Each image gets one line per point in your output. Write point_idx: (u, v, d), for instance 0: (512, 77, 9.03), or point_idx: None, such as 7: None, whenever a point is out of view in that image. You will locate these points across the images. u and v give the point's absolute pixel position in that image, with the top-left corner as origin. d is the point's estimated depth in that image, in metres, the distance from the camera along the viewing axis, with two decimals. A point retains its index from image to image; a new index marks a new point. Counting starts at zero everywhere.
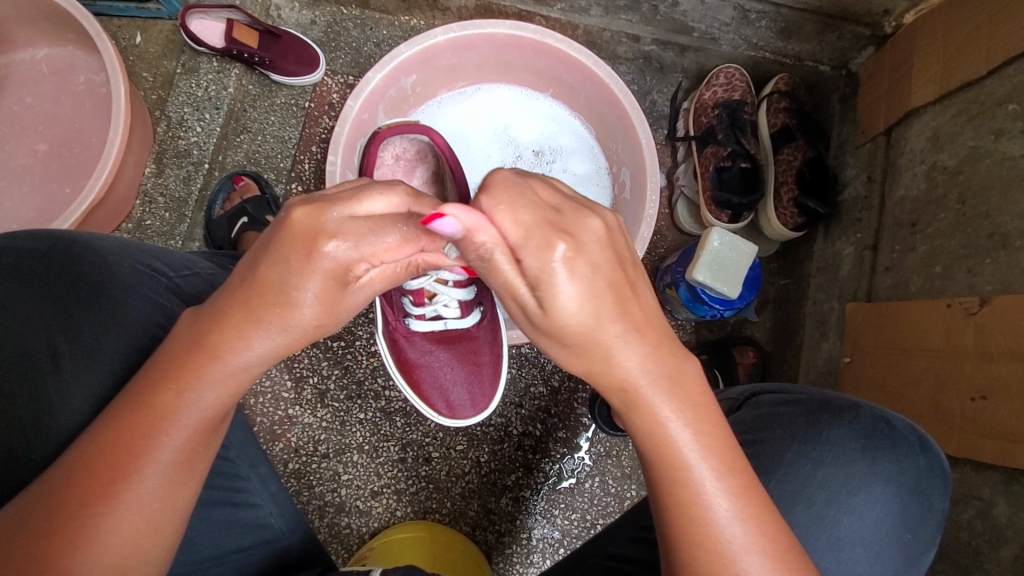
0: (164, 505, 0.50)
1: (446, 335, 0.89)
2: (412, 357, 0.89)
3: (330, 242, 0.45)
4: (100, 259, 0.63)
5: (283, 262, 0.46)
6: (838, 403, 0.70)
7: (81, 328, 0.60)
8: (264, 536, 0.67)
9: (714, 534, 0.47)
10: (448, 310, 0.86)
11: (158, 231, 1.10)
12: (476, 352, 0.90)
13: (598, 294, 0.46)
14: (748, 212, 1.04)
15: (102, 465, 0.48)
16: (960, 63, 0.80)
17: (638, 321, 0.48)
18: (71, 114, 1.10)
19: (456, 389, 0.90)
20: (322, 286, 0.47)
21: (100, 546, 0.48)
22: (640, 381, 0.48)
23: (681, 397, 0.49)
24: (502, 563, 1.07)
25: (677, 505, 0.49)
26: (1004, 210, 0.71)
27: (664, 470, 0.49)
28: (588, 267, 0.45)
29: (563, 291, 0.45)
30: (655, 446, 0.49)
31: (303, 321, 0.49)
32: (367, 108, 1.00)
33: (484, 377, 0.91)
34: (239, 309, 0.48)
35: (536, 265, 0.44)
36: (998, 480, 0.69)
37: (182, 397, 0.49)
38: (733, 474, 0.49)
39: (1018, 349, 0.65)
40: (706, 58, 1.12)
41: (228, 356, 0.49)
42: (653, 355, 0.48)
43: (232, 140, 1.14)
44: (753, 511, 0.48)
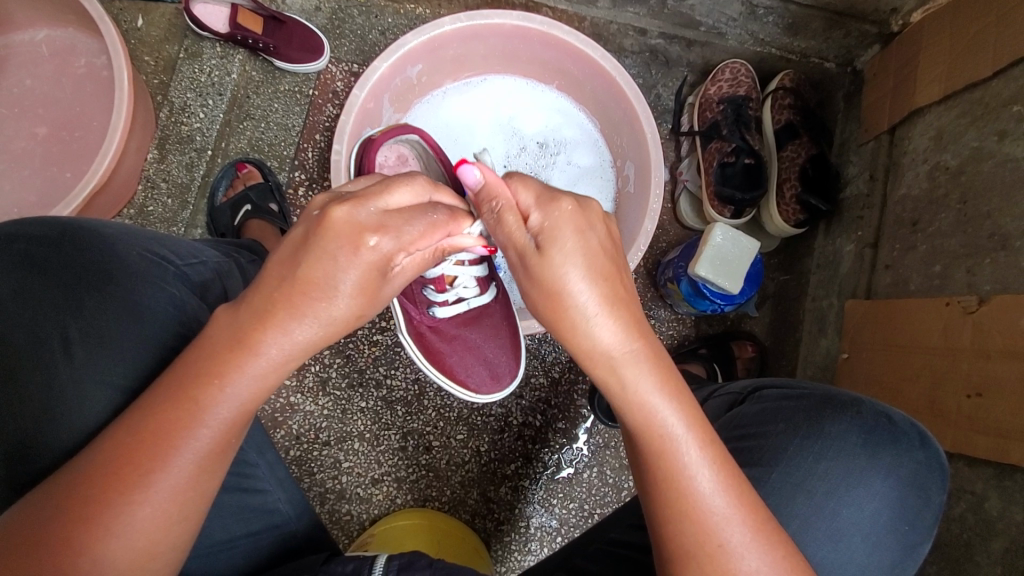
0: (195, 493, 0.51)
1: (468, 316, 0.90)
2: (438, 344, 0.89)
3: (372, 236, 0.49)
4: (108, 246, 0.64)
5: (329, 258, 0.48)
6: (840, 398, 0.71)
7: (90, 316, 0.61)
8: (272, 522, 0.68)
9: (698, 502, 0.50)
10: (469, 291, 0.87)
11: (161, 218, 1.10)
12: (498, 326, 0.91)
13: (592, 256, 0.52)
14: (751, 208, 1.04)
15: (140, 454, 0.48)
16: (966, 63, 0.81)
17: (614, 293, 0.52)
18: (72, 97, 1.09)
19: (486, 359, 0.90)
20: (363, 275, 0.49)
21: (134, 532, 0.48)
22: (616, 351, 0.51)
23: (657, 372, 0.52)
24: (500, 550, 1.09)
25: (663, 482, 0.51)
26: (1006, 211, 0.72)
27: (650, 448, 0.51)
28: (581, 234, 0.52)
29: (562, 253, 0.51)
30: (639, 422, 0.51)
31: (340, 313, 0.51)
32: (373, 98, 0.99)
33: (509, 344, 0.91)
34: (281, 306, 0.49)
35: (542, 219, 0.52)
36: (991, 475, 0.70)
37: (204, 387, 0.49)
38: (709, 445, 0.51)
39: (1015, 348, 0.67)
40: (712, 52, 1.12)
41: (263, 350, 0.49)
42: (629, 330, 0.52)
43: (235, 127, 1.13)
44: (733, 483, 0.51)
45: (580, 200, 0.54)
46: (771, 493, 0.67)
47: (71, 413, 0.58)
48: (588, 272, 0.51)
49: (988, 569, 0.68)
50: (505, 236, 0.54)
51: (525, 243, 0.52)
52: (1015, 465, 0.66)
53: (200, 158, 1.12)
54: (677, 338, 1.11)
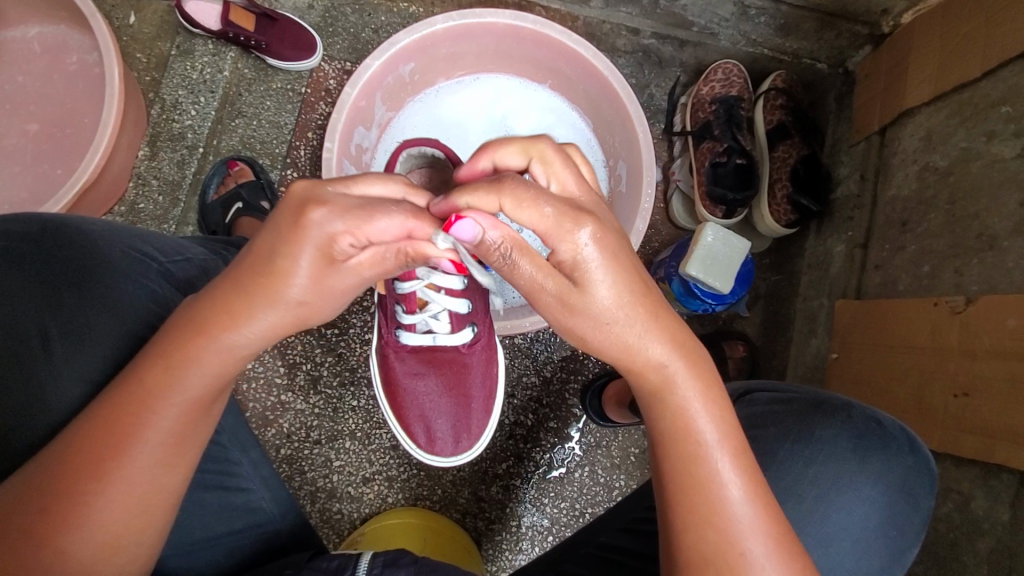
0: (153, 486, 0.51)
1: (436, 358, 0.88)
2: (398, 376, 0.89)
3: (319, 209, 0.47)
4: (93, 242, 0.63)
5: (276, 230, 0.48)
6: (831, 402, 0.71)
7: (74, 312, 0.60)
8: (256, 520, 0.68)
9: (724, 514, 0.50)
10: (438, 323, 0.84)
11: (151, 215, 1.10)
12: (466, 383, 0.90)
13: (629, 284, 0.50)
14: (743, 208, 1.05)
15: (94, 442, 0.49)
16: (956, 64, 0.81)
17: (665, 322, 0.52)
18: (63, 94, 1.08)
19: (438, 423, 0.90)
20: (312, 258, 0.48)
21: (92, 524, 0.49)
22: (665, 362, 0.52)
23: (697, 379, 0.52)
24: (491, 550, 1.09)
25: (683, 488, 0.51)
26: (993, 211, 0.73)
27: (681, 454, 0.51)
28: (613, 253, 0.49)
29: (600, 282, 0.49)
30: (675, 429, 0.52)
31: (290, 295, 0.49)
32: (365, 96, 0.99)
33: (464, 412, 0.91)
34: (231, 286, 0.49)
35: (568, 253, 0.49)
36: (977, 475, 0.70)
37: (172, 376, 0.50)
38: (742, 457, 0.52)
39: (1002, 348, 0.67)
40: (705, 53, 1.12)
41: (218, 335, 0.50)
42: (674, 341, 0.52)
43: (227, 124, 1.13)
44: (758, 496, 0.51)
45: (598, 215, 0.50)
46: None
47: (56, 408, 0.58)
48: (631, 286, 0.50)
49: (975, 569, 0.68)
50: (523, 280, 0.51)
51: (560, 282, 0.50)
52: (1000, 464, 0.67)
53: (192, 155, 1.11)
54: None
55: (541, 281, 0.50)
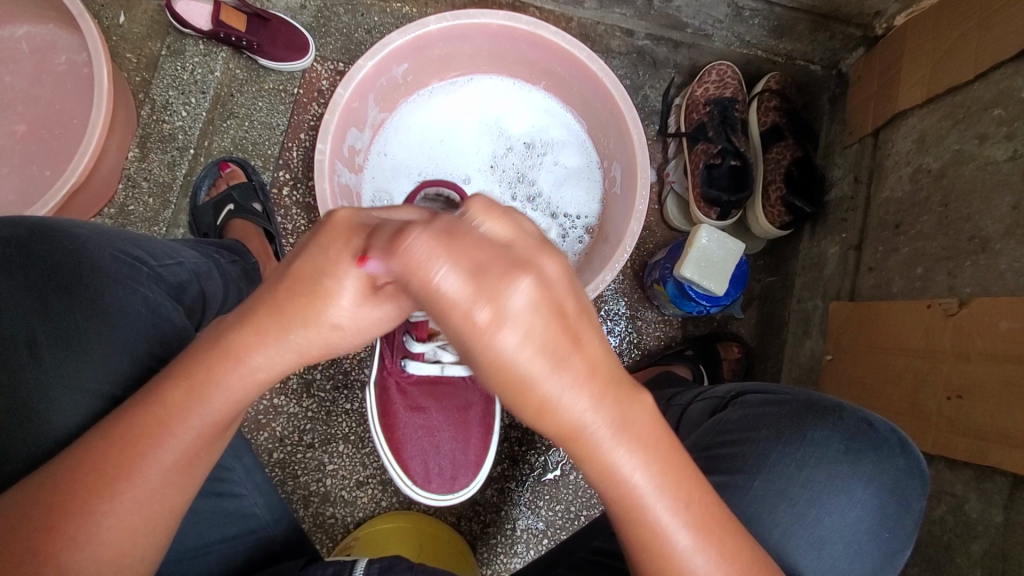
0: (161, 506, 0.51)
1: (440, 387, 0.91)
2: (398, 410, 0.91)
3: (367, 231, 0.44)
4: (79, 246, 0.62)
5: (320, 252, 0.44)
6: (822, 404, 0.71)
7: (61, 318, 0.59)
8: (249, 527, 0.67)
9: (682, 570, 0.46)
10: (446, 354, 0.89)
11: (141, 217, 1.08)
12: (467, 416, 0.92)
13: (552, 332, 0.39)
14: (737, 210, 1.04)
15: (107, 458, 0.48)
16: (949, 67, 0.81)
17: (586, 367, 0.40)
18: (51, 94, 1.07)
19: (436, 457, 0.90)
20: (356, 281, 0.44)
21: (99, 543, 0.48)
22: (588, 425, 0.42)
23: (627, 430, 0.43)
24: (486, 553, 1.08)
25: (637, 552, 0.47)
26: (986, 214, 0.73)
27: (628, 520, 0.46)
28: (545, 306, 0.38)
29: (511, 335, 0.37)
30: (610, 487, 0.45)
31: (332, 318, 0.45)
32: (357, 97, 0.98)
33: (467, 445, 0.92)
34: (266, 305, 0.46)
35: (495, 304, 0.37)
36: (970, 477, 0.70)
37: (192, 398, 0.49)
38: (692, 499, 0.47)
39: (995, 351, 0.67)
40: (699, 54, 1.12)
41: (247, 360, 0.48)
42: (595, 388, 0.41)
43: (218, 125, 1.12)
44: (715, 548, 0.47)
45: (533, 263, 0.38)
46: (754, 498, 0.67)
47: (44, 416, 0.57)
48: (535, 332, 0.38)
49: (968, 571, 0.69)
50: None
51: (462, 322, 0.40)
52: (993, 467, 0.67)
53: (183, 157, 1.10)
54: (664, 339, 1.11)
55: (494, 277, 0.49)
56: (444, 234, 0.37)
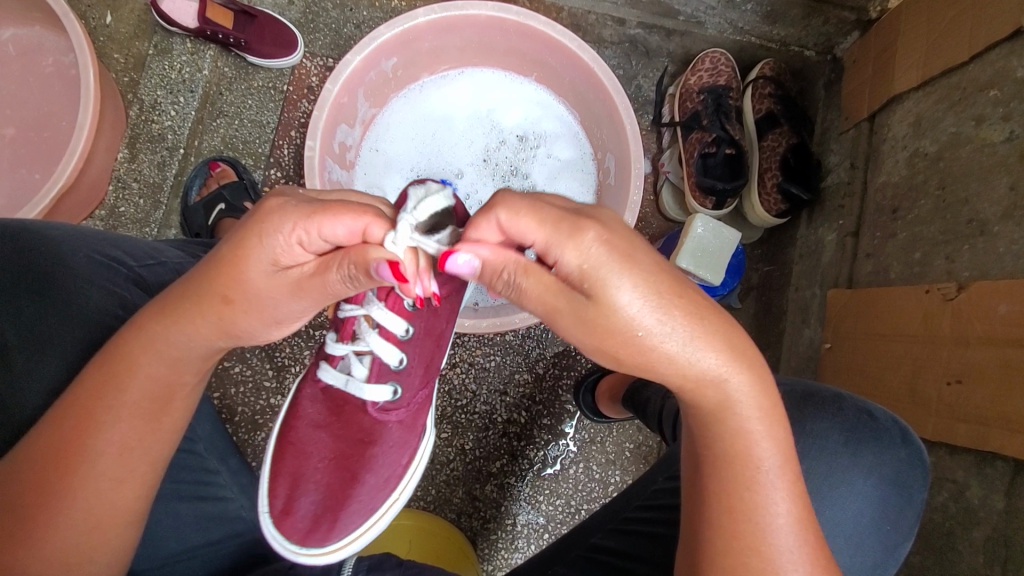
0: (107, 508, 0.52)
1: (342, 407, 0.68)
2: (298, 432, 0.67)
3: (278, 206, 0.46)
4: (59, 250, 0.61)
5: (233, 232, 0.48)
6: (821, 394, 0.70)
7: (45, 321, 0.58)
8: (234, 529, 0.67)
9: (772, 541, 0.50)
10: (360, 367, 0.67)
11: (132, 219, 1.07)
12: (360, 459, 0.67)
13: (663, 292, 0.46)
14: (733, 198, 1.04)
15: (45, 469, 0.50)
16: (944, 48, 0.80)
17: (723, 340, 0.49)
18: (40, 96, 1.06)
19: (304, 498, 0.65)
20: (259, 243, 0.46)
21: (45, 549, 0.50)
22: (721, 378, 0.49)
23: (758, 402, 0.51)
24: (487, 549, 1.08)
25: (728, 513, 0.51)
26: (983, 196, 0.72)
27: (732, 477, 0.51)
28: (630, 259, 0.45)
29: (622, 298, 0.45)
30: (735, 447, 0.51)
31: (241, 288, 0.48)
32: (346, 92, 0.97)
33: (341, 491, 0.65)
34: (180, 290, 0.50)
35: (574, 263, 0.45)
36: (971, 463, 0.70)
37: (115, 384, 0.51)
38: (796, 483, 0.52)
39: (994, 335, 0.66)
40: (692, 42, 1.11)
41: (158, 339, 0.50)
42: (737, 356, 0.49)
43: (207, 124, 1.11)
44: (805, 522, 0.51)
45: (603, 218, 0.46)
46: None
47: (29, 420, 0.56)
48: (656, 300, 0.46)
49: (971, 559, 0.68)
50: (534, 302, 0.49)
51: (571, 293, 0.46)
52: (994, 452, 0.66)
53: (172, 157, 1.09)
54: None
55: (550, 298, 0.47)
56: (524, 204, 0.46)
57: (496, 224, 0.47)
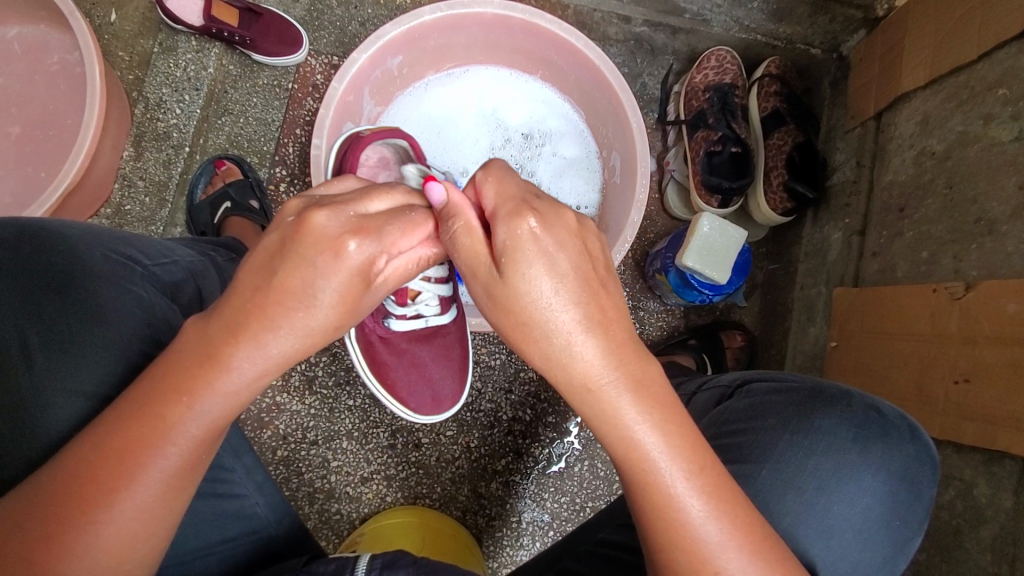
0: (160, 510, 0.50)
1: (422, 333, 0.89)
2: (388, 360, 0.88)
3: (355, 241, 0.47)
4: (72, 249, 0.61)
5: (308, 264, 0.46)
6: (829, 391, 0.70)
7: (56, 321, 0.58)
8: (250, 527, 0.66)
9: (692, 534, 0.48)
10: (429, 309, 0.85)
11: (138, 217, 1.07)
12: (450, 348, 0.91)
13: (560, 277, 0.46)
14: (738, 197, 1.03)
15: (100, 472, 0.47)
16: (952, 46, 0.80)
17: (603, 330, 0.47)
18: (45, 95, 1.06)
19: (438, 385, 0.91)
20: (345, 283, 0.48)
21: (96, 551, 0.48)
22: (599, 376, 0.47)
23: (643, 398, 0.48)
24: (492, 546, 1.08)
25: (647, 512, 0.49)
26: (992, 195, 0.72)
27: (639, 478, 0.49)
28: (546, 247, 0.46)
29: (535, 282, 0.46)
30: (628, 450, 0.48)
31: (319, 324, 0.49)
32: (352, 90, 0.97)
33: (456, 363, 0.92)
34: (255, 317, 0.47)
35: (505, 235, 0.46)
36: (979, 462, 0.70)
37: (192, 408, 0.49)
38: (704, 474, 0.49)
39: (1003, 334, 0.66)
40: (697, 40, 1.11)
41: (234, 362, 0.48)
42: (613, 350, 0.47)
43: (213, 122, 1.11)
44: (726, 511, 0.49)
45: (541, 207, 0.47)
46: (762, 489, 0.66)
47: (41, 420, 0.56)
48: (554, 286, 0.46)
49: (978, 556, 0.68)
50: (464, 253, 0.49)
51: (490, 260, 0.47)
52: (1001, 451, 0.66)
53: (178, 155, 1.09)
54: (667, 330, 1.11)
55: (479, 259, 0.48)
56: (500, 174, 0.49)
57: (466, 194, 0.50)
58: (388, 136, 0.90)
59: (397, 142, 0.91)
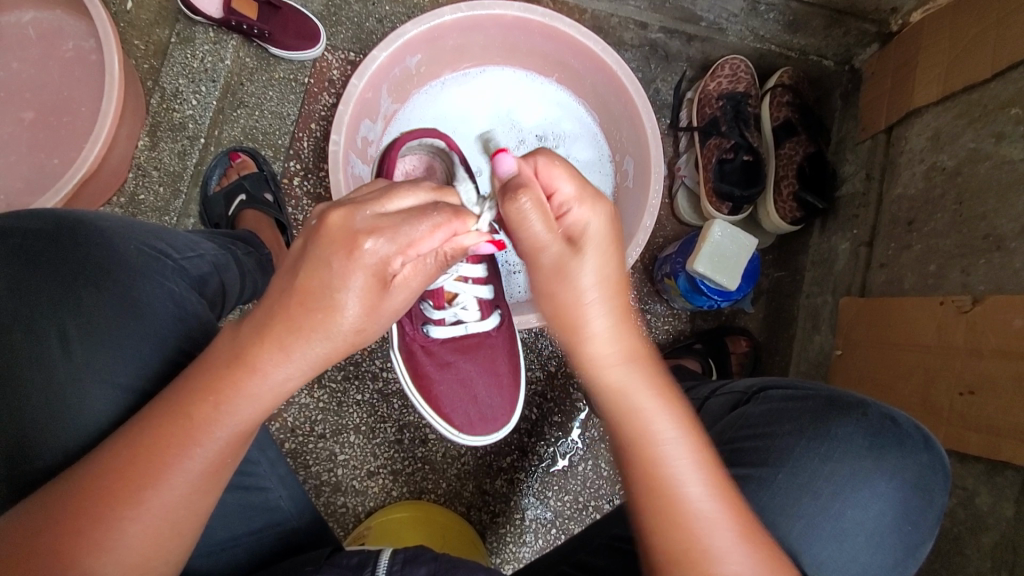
0: (188, 512, 0.50)
1: (466, 342, 0.90)
2: (430, 370, 0.90)
3: (370, 239, 0.48)
4: (102, 242, 0.62)
5: (325, 265, 0.48)
6: (846, 400, 0.72)
7: (87, 314, 0.59)
8: (273, 519, 0.67)
9: (684, 498, 0.52)
10: (467, 313, 0.89)
11: (152, 207, 1.08)
12: (496, 361, 0.92)
13: (605, 265, 0.56)
14: (748, 205, 1.05)
15: (130, 468, 0.48)
16: (966, 65, 0.82)
17: (621, 321, 0.57)
18: (60, 81, 1.05)
19: (481, 399, 0.91)
20: (363, 283, 0.48)
21: (123, 548, 0.48)
22: (616, 359, 0.56)
23: (649, 380, 0.56)
24: (496, 542, 1.10)
25: (647, 479, 0.54)
26: (1001, 212, 0.74)
27: (638, 446, 0.54)
28: (602, 244, 0.56)
29: (581, 263, 0.55)
30: (630, 424, 0.55)
31: (344, 326, 0.49)
32: (371, 88, 0.98)
33: (501, 379, 0.92)
34: (281, 318, 0.48)
35: (574, 219, 0.56)
36: (982, 471, 0.72)
37: (219, 409, 0.49)
38: (706, 461, 0.54)
39: (1008, 347, 0.68)
40: (712, 48, 1.12)
41: (264, 365, 0.49)
42: (631, 343, 0.57)
43: (228, 114, 1.11)
44: (718, 478, 0.54)
45: (601, 209, 0.56)
46: (775, 493, 0.68)
47: (71, 411, 0.57)
48: (598, 274, 0.56)
49: (978, 563, 0.70)
50: (523, 234, 0.54)
51: (550, 245, 0.55)
52: (1004, 462, 0.68)
53: (194, 146, 1.09)
54: (673, 333, 1.12)
55: (540, 240, 0.54)
56: (563, 163, 0.55)
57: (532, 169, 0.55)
58: (422, 136, 0.91)
59: (433, 141, 0.92)
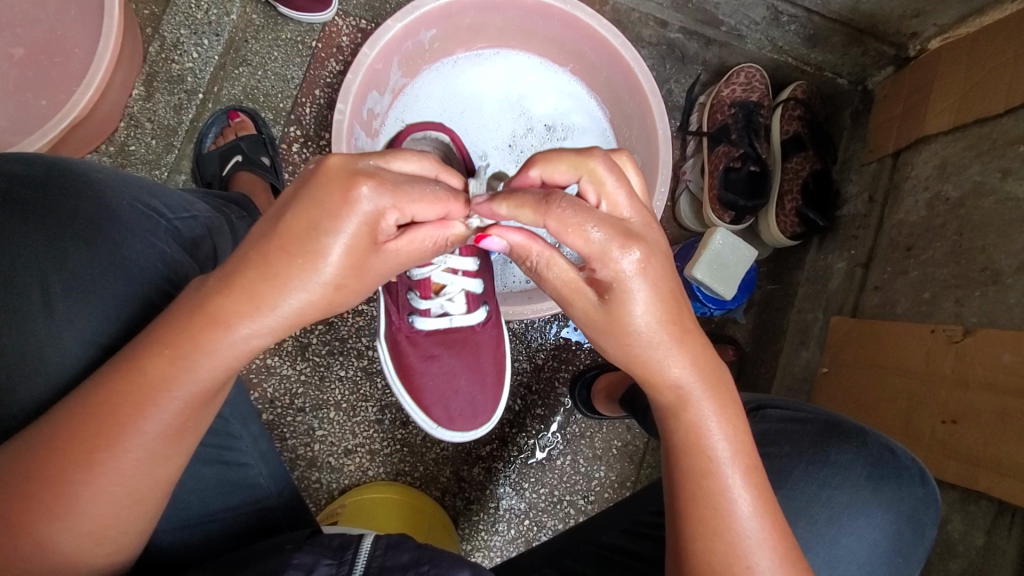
0: (149, 481, 0.49)
1: (449, 337, 0.88)
2: (414, 361, 0.88)
3: (367, 182, 0.45)
4: (96, 195, 0.59)
5: (317, 205, 0.45)
6: (845, 426, 0.73)
7: (76, 268, 0.57)
8: (252, 495, 0.66)
9: (735, 526, 0.53)
10: (454, 305, 0.86)
11: (143, 159, 1.04)
12: (480, 360, 0.90)
13: (664, 300, 0.51)
14: (751, 215, 1.05)
15: (85, 428, 0.46)
16: (979, 97, 0.82)
17: (694, 346, 0.54)
18: (54, 18, 1.00)
19: (456, 401, 0.89)
20: (355, 231, 0.46)
21: (81, 512, 0.47)
22: (687, 381, 0.54)
23: (714, 396, 0.55)
24: (468, 529, 1.10)
25: (703, 499, 0.53)
26: (1001, 247, 0.74)
27: (696, 465, 0.54)
28: (654, 281, 0.50)
29: (637, 301, 0.51)
30: (690, 441, 0.54)
31: (324, 279, 0.47)
32: (382, 59, 0.95)
33: (482, 382, 0.91)
34: (256, 270, 0.46)
35: (607, 273, 0.50)
36: (957, 499, 0.74)
37: (178, 366, 0.47)
38: (752, 473, 0.54)
39: (994, 381, 0.69)
40: (729, 53, 1.11)
41: (232, 322, 0.47)
42: (698, 363, 0.54)
43: (229, 71, 1.07)
44: (765, 508, 0.54)
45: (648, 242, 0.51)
46: None
47: (50, 369, 0.55)
48: (661, 311, 0.51)
49: None
50: (552, 286, 0.55)
51: (588, 291, 0.53)
52: (980, 491, 0.70)
53: (191, 101, 1.06)
54: None
55: (566, 289, 0.54)
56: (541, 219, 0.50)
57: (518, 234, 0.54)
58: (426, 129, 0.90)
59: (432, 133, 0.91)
